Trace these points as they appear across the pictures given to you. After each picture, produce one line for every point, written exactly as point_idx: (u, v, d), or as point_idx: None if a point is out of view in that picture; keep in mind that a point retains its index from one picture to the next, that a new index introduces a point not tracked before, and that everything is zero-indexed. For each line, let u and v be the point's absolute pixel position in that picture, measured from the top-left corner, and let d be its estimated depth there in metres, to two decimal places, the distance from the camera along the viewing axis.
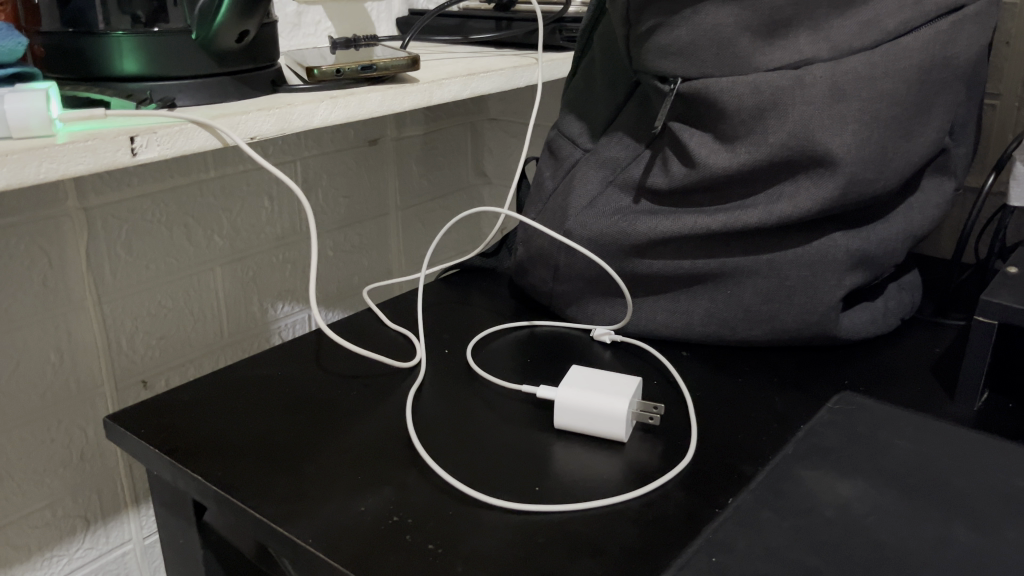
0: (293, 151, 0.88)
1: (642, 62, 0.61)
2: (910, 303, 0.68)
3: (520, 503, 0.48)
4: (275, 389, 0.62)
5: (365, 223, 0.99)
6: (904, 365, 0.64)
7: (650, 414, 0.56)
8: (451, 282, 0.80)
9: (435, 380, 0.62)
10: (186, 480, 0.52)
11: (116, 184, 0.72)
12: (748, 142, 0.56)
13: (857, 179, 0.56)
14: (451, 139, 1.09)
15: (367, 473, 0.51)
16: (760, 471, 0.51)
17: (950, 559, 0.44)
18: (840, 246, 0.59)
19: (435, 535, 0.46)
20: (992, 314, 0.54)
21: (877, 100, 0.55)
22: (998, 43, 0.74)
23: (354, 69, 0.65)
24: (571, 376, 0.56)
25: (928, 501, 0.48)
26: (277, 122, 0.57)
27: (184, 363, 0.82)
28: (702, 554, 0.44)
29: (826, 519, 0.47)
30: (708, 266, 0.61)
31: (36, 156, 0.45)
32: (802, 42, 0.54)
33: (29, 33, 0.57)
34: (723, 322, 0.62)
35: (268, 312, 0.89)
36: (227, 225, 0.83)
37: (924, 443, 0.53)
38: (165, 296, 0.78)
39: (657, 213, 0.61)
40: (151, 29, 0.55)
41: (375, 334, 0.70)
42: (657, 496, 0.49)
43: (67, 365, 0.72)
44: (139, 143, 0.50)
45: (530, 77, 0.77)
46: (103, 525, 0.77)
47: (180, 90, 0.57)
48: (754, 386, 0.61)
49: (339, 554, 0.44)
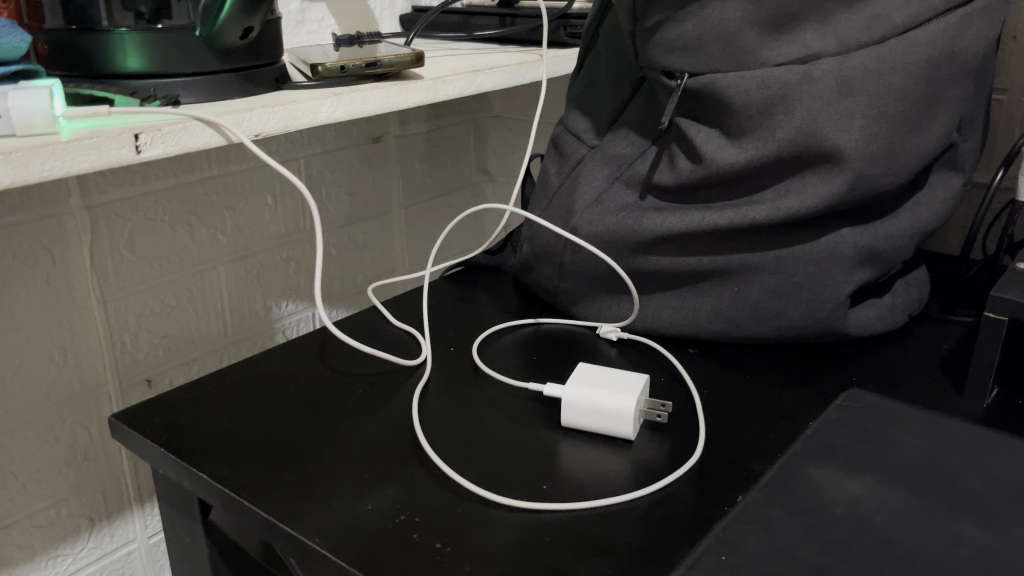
0: (297, 149, 0.88)
1: (647, 58, 0.60)
2: (918, 300, 0.68)
3: (527, 502, 0.48)
4: (280, 388, 0.61)
5: (369, 221, 0.99)
6: (912, 362, 0.63)
7: (658, 412, 0.55)
8: (456, 280, 0.80)
9: (440, 378, 0.62)
10: (191, 479, 0.52)
11: (119, 183, 0.72)
12: (755, 138, 0.56)
13: (865, 174, 0.56)
14: (455, 137, 1.09)
15: (373, 472, 0.51)
16: (768, 469, 0.51)
17: (961, 557, 0.43)
18: (848, 242, 0.59)
19: (440, 534, 0.46)
20: (1001, 311, 0.54)
21: (886, 95, 0.54)
22: (1006, 38, 0.73)
23: (359, 66, 0.65)
24: (578, 374, 0.56)
25: (938, 499, 0.48)
26: (282, 119, 0.57)
27: (188, 362, 0.82)
28: (710, 553, 0.44)
29: (835, 517, 0.46)
30: (715, 263, 0.60)
31: (40, 153, 0.45)
32: (809, 37, 0.54)
33: (32, 30, 0.56)
34: (730, 319, 0.62)
35: (271, 310, 0.89)
36: (231, 223, 0.82)
37: (933, 441, 0.53)
38: (169, 294, 0.78)
39: (664, 210, 0.61)
40: (154, 26, 0.54)
41: (380, 332, 0.70)
42: (664, 494, 0.49)
43: (71, 364, 0.72)
44: (143, 140, 0.49)
45: (534, 74, 0.77)
46: (107, 524, 0.77)
47: (183, 87, 0.56)
48: (761, 384, 0.61)
49: (346, 553, 0.44)
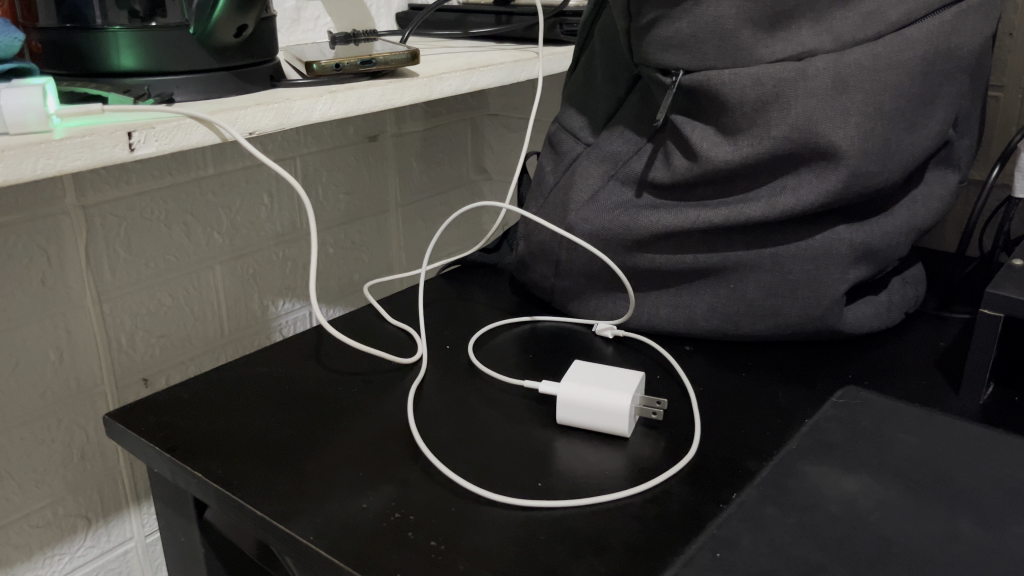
0: (293, 147, 0.87)
1: (642, 55, 0.60)
2: (914, 297, 0.68)
3: (522, 500, 0.48)
4: (276, 386, 0.61)
5: (366, 219, 0.99)
6: (908, 360, 0.63)
7: (653, 409, 0.55)
8: (452, 279, 0.80)
9: (436, 376, 0.62)
10: (186, 478, 0.52)
11: (115, 182, 0.72)
12: (751, 135, 0.56)
13: (861, 171, 0.56)
14: (451, 135, 1.09)
15: (368, 470, 0.51)
16: (764, 467, 0.51)
17: (957, 555, 0.43)
18: (844, 239, 0.59)
19: (436, 532, 0.46)
20: (997, 308, 0.54)
21: (882, 92, 0.54)
22: (1002, 35, 0.73)
23: (354, 64, 0.65)
24: (574, 372, 0.56)
25: (934, 496, 0.48)
26: (276, 117, 0.57)
27: (185, 361, 0.81)
28: (705, 551, 0.44)
29: (830, 515, 0.46)
30: (711, 260, 0.60)
31: (33, 151, 0.45)
32: (804, 34, 0.54)
33: (26, 29, 0.56)
34: (726, 317, 0.62)
35: (268, 309, 0.89)
36: (227, 222, 0.82)
37: (929, 438, 0.53)
38: (165, 293, 0.78)
39: (659, 208, 0.61)
40: (148, 24, 0.54)
41: (376, 331, 0.70)
42: (660, 492, 0.49)
43: (67, 363, 0.71)
44: (137, 139, 0.49)
45: (530, 71, 0.76)
46: (104, 523, 0.77)
47: (177, 86, 0.56)
48: (757, 382, 0.61)
49: (340, 552, 0.44)
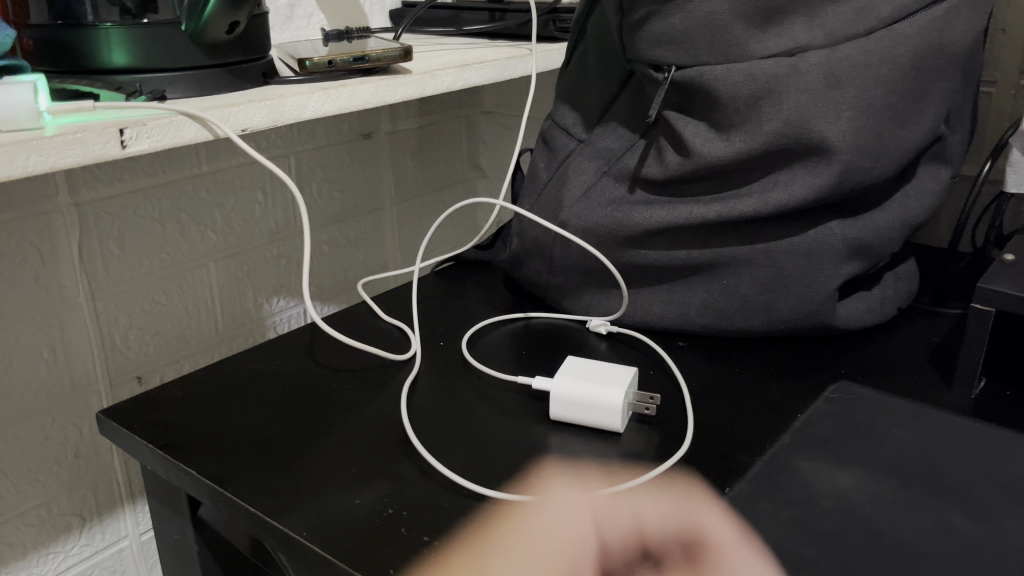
0: (287, 145, 0.87)
1: (635, 51, 0.60)
2: (907, 292, 0.68)
3: (515, 495, 0.48)
4: (270, 384, 0.61)
5: (360, 217, 0.99)
6: (901, 355, 0.63)
7: (646, 404, 0.55)
8: (446, 276, 0.80)
9: (430, 373, 0.62)
10: (179, 475, 0.52)
11: (108, 180, 0.72)
12: (743, 131, 0.56)
13: (854, 167, 0.56)
14: (446, 132, 1.09)
15: (362, 467, 0.51)
16: (757, 462, 0.51)
17: (948, 548, 0.43)
18: (837, 235, 0.59)
19: (429, 528, 0.46)
20: (989, 303, 0.54)
21: (874, 87, 0.54)
22: (995, 30, 0.73)
23: (347, 60, 0.64)
24: (567, 367, 0.56)
25: (926, 490, 0.48)
26: (269, 114, 0.57)
27: (179, 359, 0.81)
28: (698, 545, 0.44)
29: (823, 509, 0.46)
30: (704, 257, 0.60)
31: (24, 148, 0.45)
32: (796, 30, 0.54)
33: (18, 26, 0.56)
34: (720, 312, 0.62)
35: (263, 307, 0.88)
36: (221, 219, 0.82)
37: (921, 432, 0.53)
38: (159, 291, 0.78)
39: (652, 204, 0.61)
40: (140, 20, 0.54)
41: (370, 328, 0.70)
42: (653, 487, 0.49)
43: (61, 361, 0.71)
44: (128, 135, 0.49)
45: (524, 68, 0.76)
46: (98, 522, 0.77)
47: (169, 83, 0.56)
48: (750, 377, 0.61)
49: (334, 548, 0.44)
